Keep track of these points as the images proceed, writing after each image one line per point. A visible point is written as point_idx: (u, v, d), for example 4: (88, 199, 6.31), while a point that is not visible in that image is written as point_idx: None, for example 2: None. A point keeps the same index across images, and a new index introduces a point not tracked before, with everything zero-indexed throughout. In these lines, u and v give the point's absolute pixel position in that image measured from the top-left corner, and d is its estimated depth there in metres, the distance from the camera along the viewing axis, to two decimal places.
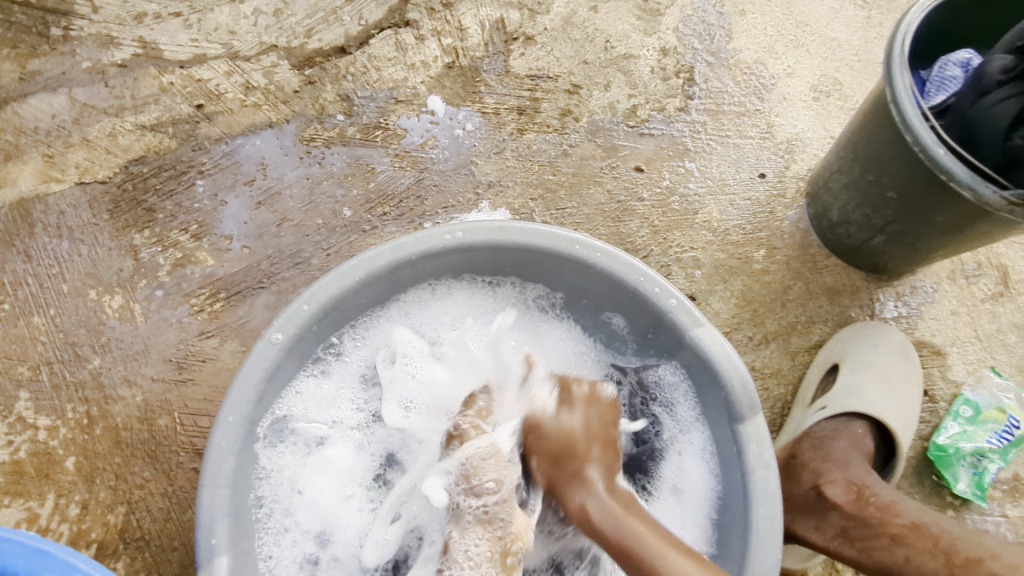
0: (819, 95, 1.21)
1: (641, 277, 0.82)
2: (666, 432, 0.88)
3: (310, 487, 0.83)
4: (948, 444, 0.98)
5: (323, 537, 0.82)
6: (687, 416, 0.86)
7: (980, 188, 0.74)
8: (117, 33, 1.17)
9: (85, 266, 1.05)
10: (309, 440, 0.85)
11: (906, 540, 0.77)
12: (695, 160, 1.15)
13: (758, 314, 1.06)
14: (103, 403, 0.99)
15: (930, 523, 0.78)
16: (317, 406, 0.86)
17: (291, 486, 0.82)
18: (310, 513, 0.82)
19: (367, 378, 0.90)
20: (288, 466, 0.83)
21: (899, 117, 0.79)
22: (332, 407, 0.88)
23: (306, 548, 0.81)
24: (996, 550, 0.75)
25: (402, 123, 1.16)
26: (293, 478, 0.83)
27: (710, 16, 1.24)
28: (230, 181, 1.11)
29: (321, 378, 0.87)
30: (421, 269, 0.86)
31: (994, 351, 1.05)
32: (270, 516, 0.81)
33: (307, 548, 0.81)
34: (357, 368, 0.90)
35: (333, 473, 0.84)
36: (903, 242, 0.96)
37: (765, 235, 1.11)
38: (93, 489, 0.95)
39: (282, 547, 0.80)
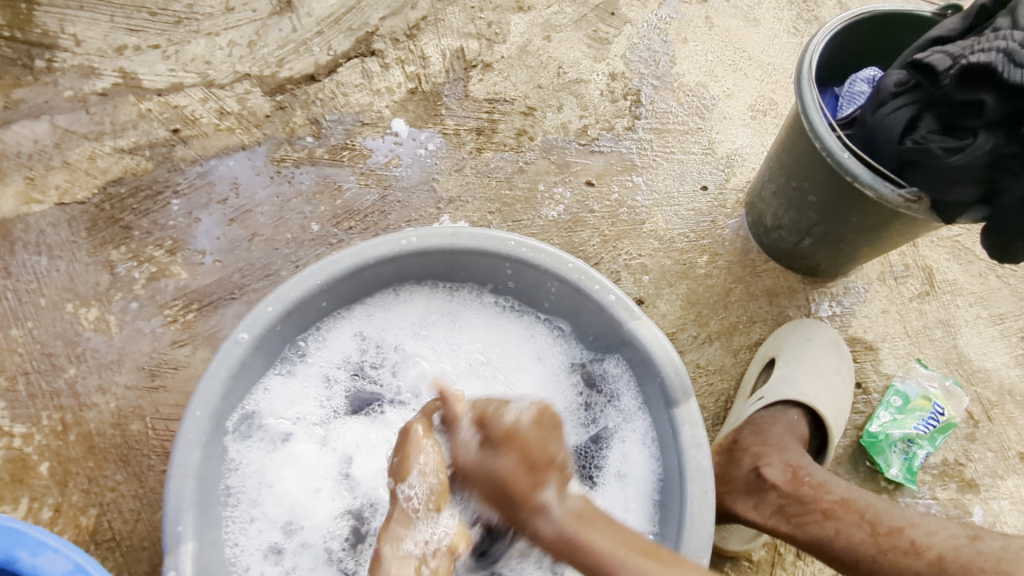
0: (756, 114, 1.31)
1: (582, 276, 0.89)
2: (611, 421, 0.94)
3: (278, 479, 0.89)
4: (879, 431, 1.04)
5: (290, 526, 0.87)
6: (630, 406, 0.92)
7: (881, 187, 0.83)
8: (98, 64, 1.25)
9: (63, 281, 1.11)
10: (276, 435, 0.91)
11: (836, 513, 0.80)
12: (642, 175, 1.23)
13: (702, 315, 1.13)
14: (78, 410, 1.03)
15: (858, 498, 0.81)
16: (284, 404, 0.92)
17: (260, 478, 0.88)
18: (275, 505, 0.87)
19: (332, 377, 0.96)
20: (256, 459, 0.89)
21: (809, 127, 0.88)
22: (297, 404, 0.93)
23: (274, 536, 0.86)
24: (916, 519, 0.77)
25: (368, 143, 1.23)
26: (262, 471, 0.89)
27: (655, 44, 1.35)
28: (204, 199, 1.17)
29: (287, 377, 0.92)
30: (380, 273, 0.92)
31: (921, 345, 1.12)
32: (239, 506, 0.86)
33: (275, 537, 0.86)
34: (320, 368, 0.95)
35: (299, 466, 0.90)
36: (828, 243, 1.04)
37: (708, 242, 1.18)
38: (65, 492, 0.98)
39: (248, 537, 0.85)
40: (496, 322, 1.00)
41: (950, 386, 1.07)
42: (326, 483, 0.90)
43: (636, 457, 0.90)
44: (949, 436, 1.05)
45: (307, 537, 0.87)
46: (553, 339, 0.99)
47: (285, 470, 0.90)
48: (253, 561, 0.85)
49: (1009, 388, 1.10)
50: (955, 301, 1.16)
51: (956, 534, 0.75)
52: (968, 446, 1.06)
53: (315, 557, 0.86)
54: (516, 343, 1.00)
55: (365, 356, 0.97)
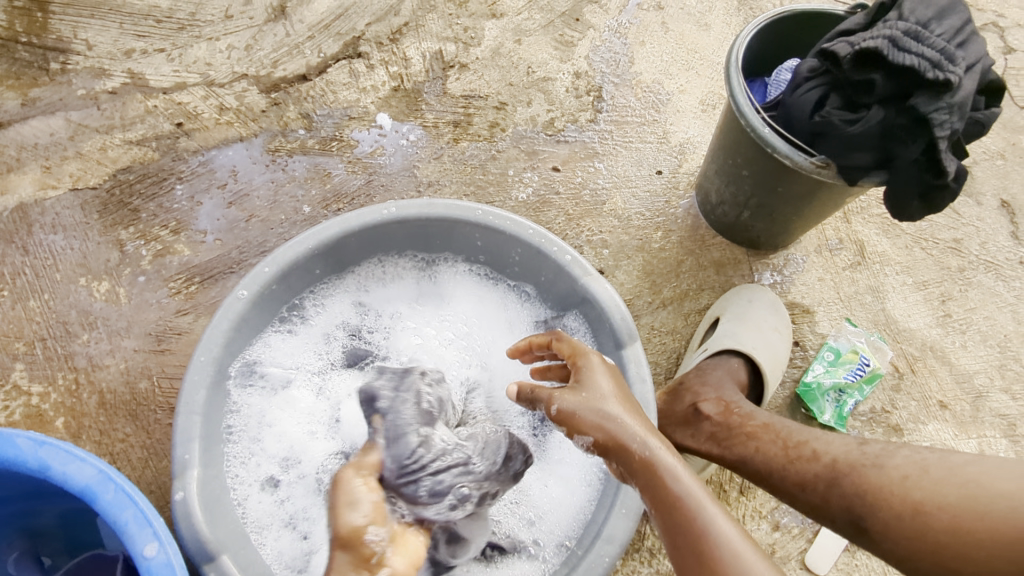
0: (707, 107, 1.45)
1: (543, 239, 1.01)
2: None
3: (277, 420, 1.02)
4: (812, 380, 1.16)
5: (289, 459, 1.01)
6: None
7: (795, 156, 0.96)
8: (108, 66, 1.38)
9: (76, 257, 1.22)
10: (277, 383, 1.04)
11: (757, 435, 0.92)
12: (603, 162, 1.37)
13: (656, 283, 1.25)
14: (90, 371, 1.13)
15: (778, 423, 0.93)
16: (284, 355, 1.06)
17: (262, 419, 1.02)
18: (273, 443, 1.01)
19: (326, 334, 1.10)
20: (256, 403, 1.02)
21: (736, 107, 1.02)
22: (293, 357, 1.07)
23: (273, 469, 1.00)
24: (821, 435, 0.88)
25: (355, 135, 1.36)
26: (264, 413, 1.02)
27: (616, 46, 1.49)
28: (205, 185, 1.29)
29: (286, 333, 1.06)
30: (366, 240, 1.04)
31: (852, 309, 1.25)
32: (242, 442, 0.99)
33: (274, 469, 1.00)
34: (313, 327, 1.09)
35: (293, 410, 1.04)
36: (763, 214, 1.17)
37: (662, 220, 1.32)
38: (80, 443, 1.08)
39: (249, 470, 0.98)
40: (470, 287, 1.14)
41: (875, 340, 1.20)
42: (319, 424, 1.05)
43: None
44: (876, 385, 1.18)
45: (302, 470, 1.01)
46: (520, 301, 1.13)
47: (283, 413, 1.03)
48: (251, 491, 0.97)
49: (931, 345, 1.23)
50: (884, 270, 1.29)
51: (848, 442, 0.85)
52: (893, 395, 1.18)
53: (307, 486, 1.00)
54: (488, 305, 1.14)
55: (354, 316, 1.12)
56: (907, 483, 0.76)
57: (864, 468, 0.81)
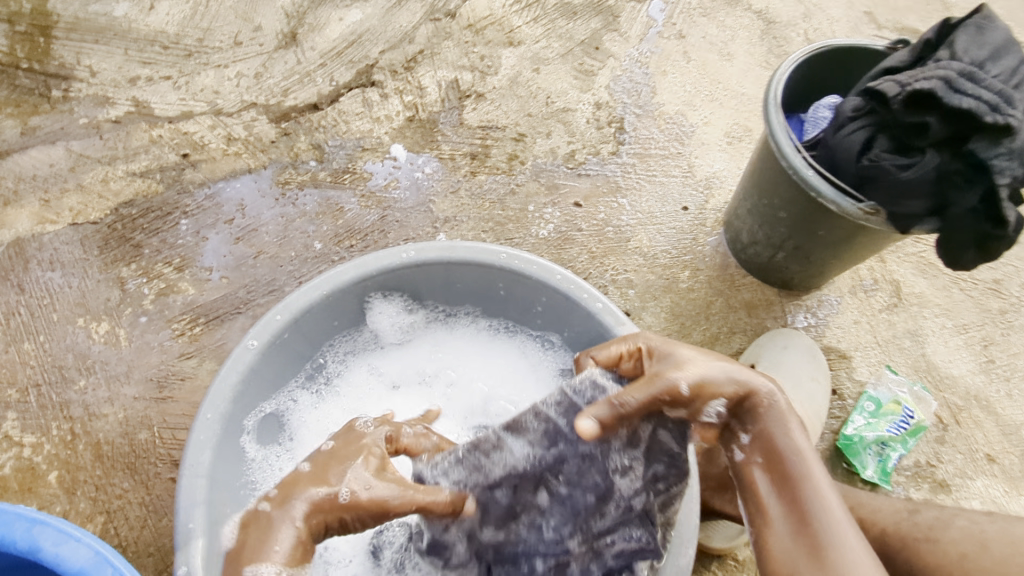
0: (732, 140, 1.40)
1: (571, 285, 0.95)
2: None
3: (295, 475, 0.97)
4: (853, 433, 1.10)
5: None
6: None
7: (843, 202, 0.90)
8: (112, 93, 1.32)
9: (75, 296, 1.16)
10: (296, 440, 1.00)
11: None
12: (627, 197, 1.31)
13: (685, 326, 1.19)
14: (87, 420, 1.07)
15: None
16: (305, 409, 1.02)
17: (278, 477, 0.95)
18: None
19: (348, 389, 1.06)
20: (276, 462, 0.96)
21: (777, 148, 0.96)
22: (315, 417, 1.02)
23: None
24: (864, 499, 0.82)
25: (368, 167, 1.31)
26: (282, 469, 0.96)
27: (637, 76, 1.44)
28: (211, 220, 1.24)
29: (308, 391, 1.02)
30: (384, 284, 0.98)
31: (891, 354, 1.19)
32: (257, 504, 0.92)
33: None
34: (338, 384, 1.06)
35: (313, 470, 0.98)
36: (799, 257, 1.11)
37: (689, 258, 1.26)
38: (74, 500, 1.01)
39: None
40: (493, 337, 1.09)
41: (918, 390, 1.14)
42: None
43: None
44: (919, 437, 1.11)
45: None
46: (544, 351, 1.06)
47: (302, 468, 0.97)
48: None
49: (975, 393, 1.17)
50: (921, 313, 1.23)
51: (897, 508, 0.81)
52: (938, 448, 1.12)
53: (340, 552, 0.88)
54: (511, 355, 1.09)
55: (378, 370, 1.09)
56: (966, 562, 0.73)
57: (917, 543, 0.77)
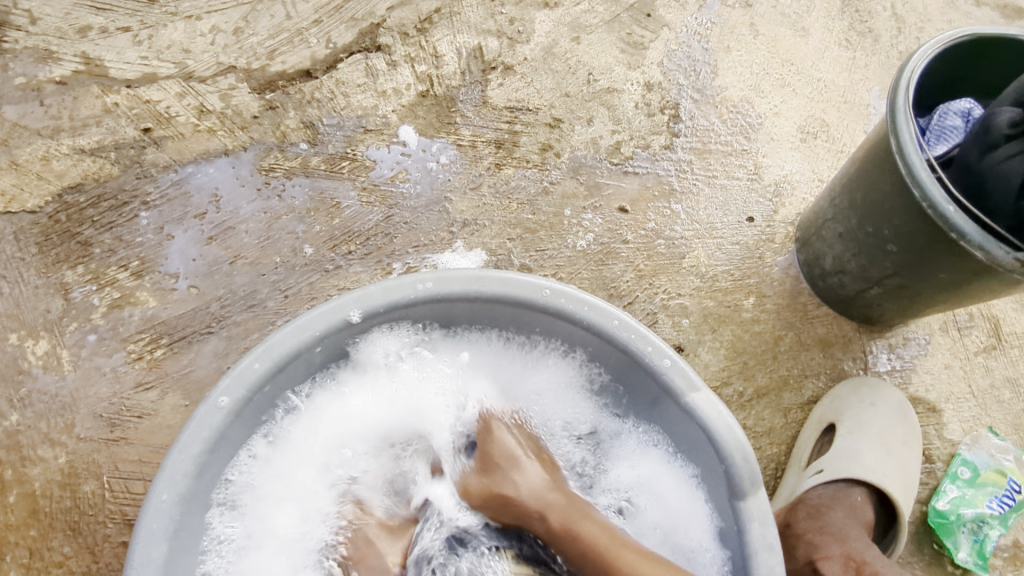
0: (806, 136, 1.17)
1: (632, 334, 0.75)
2: (648, 504, 0.81)
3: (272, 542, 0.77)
4: (949, 510, 0.93)
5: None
6: (674, 488, 0.79)
7: (993, 249, 0.69)
8: (57, 47, 1.06)
9: (7, 306, 0.94)
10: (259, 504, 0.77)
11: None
12: (681, 202, 1.10)
13: (749, 367, 1.00)
14: (20, 465, 0.87)
15: None
16: (279, 467, 0.78)
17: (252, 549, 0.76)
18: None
19: (327, 436, 0.81)
20: (236, 533, 0.76)
21: (905, 169, 0.74)
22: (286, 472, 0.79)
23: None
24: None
25: (371, 154, 1.07)
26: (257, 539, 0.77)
27: (695, 51, 1.20)
28: (178, 213, 1.01)
29: (278, 440, 0.78)
30: (392, 318, 0.77)
31: (989, 408, 1.00)
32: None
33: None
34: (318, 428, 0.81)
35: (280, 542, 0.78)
36: (900, 296, 0.91)
37: (754, 282, 1.05)
38: (3, 567, 0.84)
39: None
40: (522, 376, 0.84)
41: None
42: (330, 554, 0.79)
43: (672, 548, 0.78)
44: (1023, 514, 0.93)
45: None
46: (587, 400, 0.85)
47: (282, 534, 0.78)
48: None
49: None
50: None
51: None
52: None
53: None
54: (543, 400, 0.85)
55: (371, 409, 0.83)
56: None
57: None
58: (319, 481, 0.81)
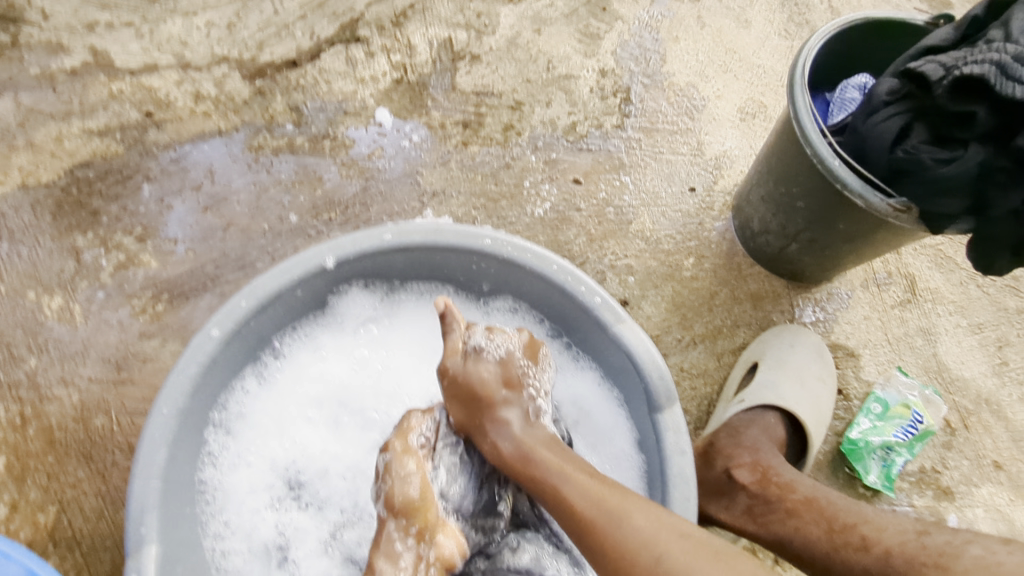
0: (746, 116, 1.30)
1: (568, 276, 0.87)
2: (576, 423, 0.94)
3: (260, 460, 0.89)
4: (859, 438, 1.05)
5: (290, 489, 0.89)
6: (601, 406, 0.93)
7: (870, 197, 0.83)
8: (67, 40, 1.18)
9: (25, 267, 1.06)
10: (245, 428, 0.89)
11: (798, 512, 0.82)
12: (630, 175, 1.22)
13: (686, 318, 1.12)
14: (38, 402, 0.99)
15: (820, 496, 0.83)
16: (257, 400, 0.91)
17: (246, 463, 0.89)
18: (243, 502, 0.87)
19: (301, 375, 0.94)
20: (225, 453, 0.88)
21: (800, 132, 0.88)
22: (267, 404, 0.91)
23: (270, 535, 0.87)
24: (870, 517, 0.77)
25: (350, 133, 1.20)
26: (248, 457, 0.89)
27: (646, 41, 1.33)
28: (177, 186, 1.13)
29: (258, 376, 0.91)
30: (363, 268, 0.90)
31: (902, 353, 1.13)
32: (223, 499, 0.86)
33: (271, 536, 0.87)
34: (297, 367, 0.94)
35: (263, 461, 0.89)
36: (814, 249, 1.03)
37: (694, 244, 1.18)
38: (24, 489, 0.95)
39: (215, 529, 0.85)
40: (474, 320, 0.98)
41: (929, 394, 1.08)
42: (310, 470, 0.90)
43: (601, 458, 0.91)
44: (926, 442, 1.06)
45: (300, 522, 0.88)
46: None
47: (270, 453, 0.90)
48: (230, 547, 0.85)
49: (986, 398, 1.11)
50: (936, 310, 1.16)
51: (905, 529, 0.74)
52: (945, 453, 1.07)
53: (314, 514, 0.89)
54: None
55: (340, 352, 0.96)
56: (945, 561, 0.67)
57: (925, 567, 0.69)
58: (294, 411, 0.93)
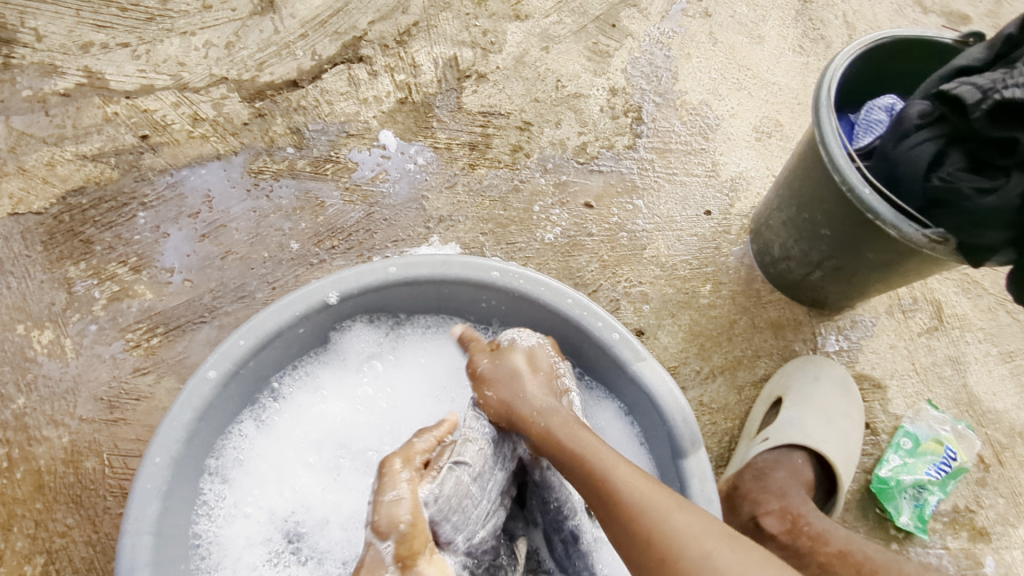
0: (761, 135, 1.25)
1: (584, 311, 0.83)
2: None
3: (257, 510, 0.84)
4: (890, 477, 1.01)
5: (289, 542, 0.84)
6: (618, 449, 0.88)
7: (903, 226, 0.78)
8: (61, 62, 1.14)
9: (14, 299, 1.02)
10: (241, 476, 0.85)
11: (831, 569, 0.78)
12: (643, 198, 1.17)
13: (705, 348, 1.08)
14: (26, 445, 0.95)
15: (855, 550, 0.79)
16: (254, 445, 0.86)
17: (243, 514, 0.84)
18: (240, 557, 0.82)
19: (300, 416, 0.89)
20: (220, 503, 0.83)
21: (827, 157, 0.83)
22: (264, 449, 0.86)
23: None
24: None
25: (353, 156, 1.15)
26: (245, 508, 0.84)
27: (657, 59, 1.28)
28: (174, 213, 1.09)
29: (256, 418, 0.86)
30: (367, 303, 0.86)
31: (930, 384, 1.08)
32: (218, 554, 0.81)
33: None
34: (296, 407, 0.89)
35: (261, 512, 0.84)
36: (839, 277, 0.99)
37: (711, 270, 1.13)
38: (9, 538, 0.90)
39: None
40: None
41: (961, 429, 1.04)
42: (309, 520, 0.85)
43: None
44: (960, 480, 1.01)
45: None
46: None
47: (267, 503, 0.85)
48: None
49: (1020, 431, 1.06)
50: (964, 337, 1.11)
51: None
52: (979, 491, 1.02)
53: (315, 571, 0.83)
54: None
55: (342, 389, 0.91)
56: None
57: None
58: (293, 455, 0.87)
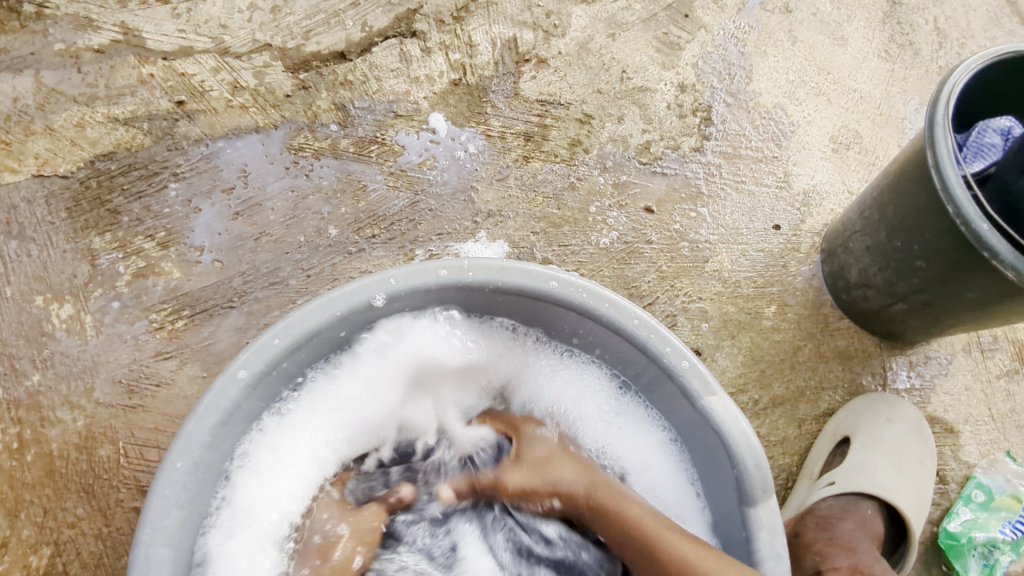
0: (838, 147, 1.16)
1: (652, 334, 0.74)
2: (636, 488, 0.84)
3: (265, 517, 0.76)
4: (960, 533, 0.95)
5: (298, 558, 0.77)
6: (661, 479, 0.83)
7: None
8: (97, 15, 1.05)
9: (34, 268, 0.96)
10: (250, 478, 0.76)
11: None
12: (708, 206, 1.09)
13: (765, 375, 1.00)
14: (39, 426, 0.91)
15: None
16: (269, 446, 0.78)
17: (246, 523, 0.75)
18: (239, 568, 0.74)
19: (323, 414, 0.80)
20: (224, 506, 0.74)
21: (940, 184, 0.74)
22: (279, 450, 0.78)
23: None
24: None
25: (400, 139, 1.07)
26: (247, 516, 0.75)
27: (731, 55, 1.18)
28: (207, 186, 1.02)
29: (277, 416, 0.78)
30: (412, 303, 0.78)
31: (1008, 433, 0.99)
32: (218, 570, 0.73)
33: None
34: (319, 405, 0.80)
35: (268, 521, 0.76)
36: (925, 313, 0.90)
37: (777, 290, 1.04)
38: (16, 525, 0.88)
39: None
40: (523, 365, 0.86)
41: None
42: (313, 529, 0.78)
43: None
44: None
45: None
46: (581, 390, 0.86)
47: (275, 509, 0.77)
48: None
49: None
50: None
51: None
52: None
53: None
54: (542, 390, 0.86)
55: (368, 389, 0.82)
56: None
57: None
58: (308, 458, 0.80)
